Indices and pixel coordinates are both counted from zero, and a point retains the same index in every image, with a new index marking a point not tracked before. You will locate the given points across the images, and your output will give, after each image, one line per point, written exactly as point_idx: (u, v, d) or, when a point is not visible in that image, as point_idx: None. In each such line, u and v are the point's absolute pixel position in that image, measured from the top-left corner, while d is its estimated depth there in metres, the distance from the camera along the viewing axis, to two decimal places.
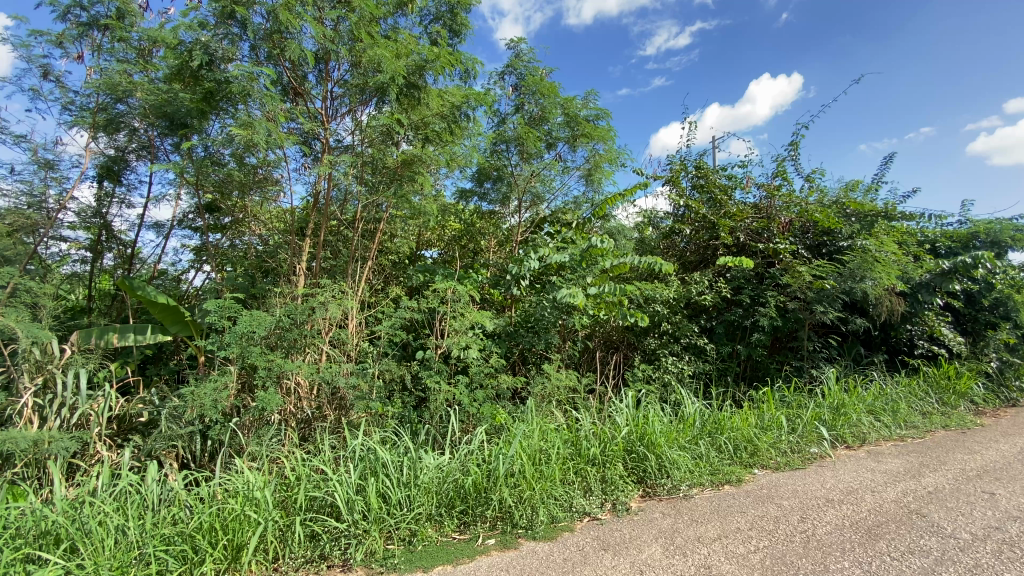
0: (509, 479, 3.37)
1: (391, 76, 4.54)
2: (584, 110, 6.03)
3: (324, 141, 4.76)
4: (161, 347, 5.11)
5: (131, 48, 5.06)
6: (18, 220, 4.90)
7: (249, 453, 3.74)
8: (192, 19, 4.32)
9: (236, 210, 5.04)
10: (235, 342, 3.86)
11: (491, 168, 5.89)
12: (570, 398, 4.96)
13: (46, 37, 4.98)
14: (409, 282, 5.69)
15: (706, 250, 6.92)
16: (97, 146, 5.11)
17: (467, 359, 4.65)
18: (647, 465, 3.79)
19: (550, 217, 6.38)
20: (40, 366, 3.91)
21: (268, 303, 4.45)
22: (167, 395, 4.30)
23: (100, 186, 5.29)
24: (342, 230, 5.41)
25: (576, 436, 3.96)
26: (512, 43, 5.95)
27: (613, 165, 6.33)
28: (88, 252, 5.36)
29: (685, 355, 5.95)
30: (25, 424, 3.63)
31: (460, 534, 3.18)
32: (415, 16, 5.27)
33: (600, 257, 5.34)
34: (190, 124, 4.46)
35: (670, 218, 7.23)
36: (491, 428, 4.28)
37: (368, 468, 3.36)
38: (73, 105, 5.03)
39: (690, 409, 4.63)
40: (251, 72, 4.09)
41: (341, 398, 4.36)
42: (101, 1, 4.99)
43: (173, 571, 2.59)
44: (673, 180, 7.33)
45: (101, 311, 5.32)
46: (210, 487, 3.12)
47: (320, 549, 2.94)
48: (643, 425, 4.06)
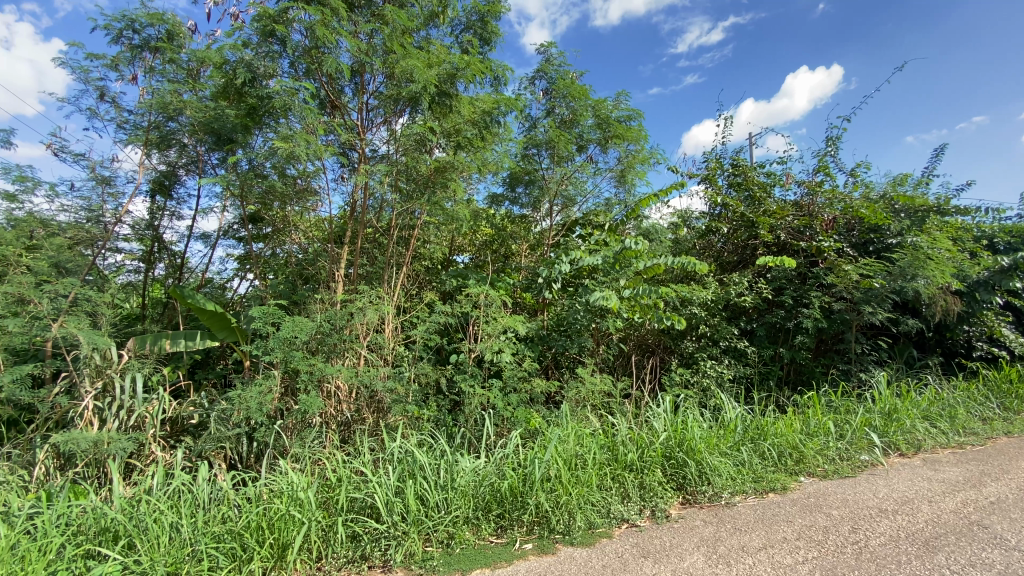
0: (546, 483, 3.35)
1: (424, 86, 4.62)
2: (615, 112, 5.98)
3: (360, 151, 4.89)
4: (208, 352, 5.33)
5: (182, 69, 5.34)
6: (79, 234, 5.26)
7: (292, 455, 3.85)
8: (237, 39, 4.50)
9: (277, 220, 5.25)
10: (278, 346, 3.98)
11: (522, 172, 5.90)
12: (605, 403, 4.88)
13: (102, 61, 5.31)
14: (442, 287, 5.75)
15: (744, 250, 6.77)
16: (150, 162, 5.41)
17: (501, 362, 4.68)
18: (687, 471, 3.70)
19: (582, 219, 6.35)
20: (100, 370, 4.12)
21: (309, 309, 4.59)
22: (215, 398, 4.48)
23: (153, 200, 5.59)
24: (378, 238, 5.51)
25: (612, 441, 3.89)
26: (542, 48, 5.96)
27: (646, 166, 6.25)
28: (141, 263, 5.67)
29: (724, 358, 5.79)
30: (87, 426, 3.84)
31: (498, 537, 3.18)
32: (446, 27, 5.36)
33: (634, 260, 5.24)
34: (235, 139, 4.69)
35: (706, 217, 7.05)
36: (525, 432, 4.26)
37: (407, 470, 3.41)
38: (128, 124, 5.34)
39: (731, 414, 4.51)
40: (292, 87, 4.26)
41: (379, 401, 4.45)
42: (152, 25, 5.27)
43: (223, 568, 2.69)
44: (708, 178, 7.19)
45: (153, 318, 5.60)
46: (257, 487, 3.23)
47: (361, 549, 2.99)
48: (682, 431, 3.97)
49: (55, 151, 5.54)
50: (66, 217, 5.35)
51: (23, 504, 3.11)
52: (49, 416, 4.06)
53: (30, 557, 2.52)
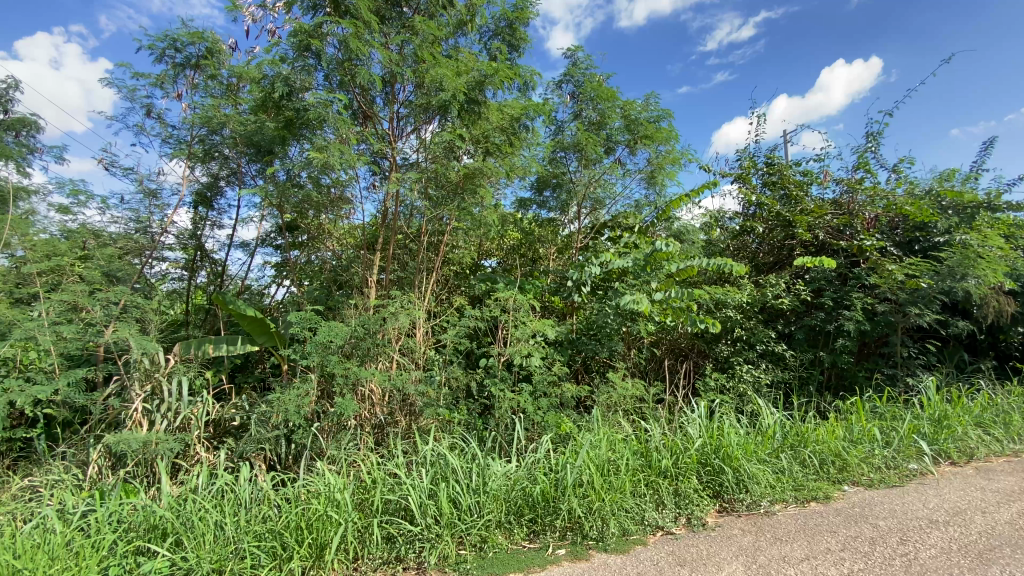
0: (578, 489, 3.33)
1: (453, 94, 4.69)
2: (644, 113, 5.93)
3: (392, 159, 4.99)
4: (247, 356, 5.53)
5: (222, 85, 5.57)
6: (128, 244, 5.54)
7: (328, 457, 3.94)
8: (274, 54, 4.66)
9: (312, 228, 5.41)
10: (315, 351, 4.09)
11: (550, 176, 5.90)
12: (637, 408, 4.80)
13: (148, 79, 5.59)
14: (471, 291, 5.80)
15: (781, 251, 6.59)
16: (193, 174, 5.66)
17: (530, 366, 4.68)
18: (723, 479, 3.61)
19: (610, 222, 6.28)
20: (149, 374, 4.28)
21: (344, 314, 4.71)
22: (256, 401, 4.63)
23: (196, 211, 5.83)
24: (408, 244, 5.60)
25: (645, 448, 3.83)
26: (569, 52, 5.96)
27: (677, 167, 6.17)
28: (185, 271, 5.92)
29: (761, 362, 5.63)
30: (136, 426, 4.02)
31: (530, 542, 3.17)
32: (474, 34, 5.42)
33: (665, 262, 5.14)
34: (274, 151, 4.88)
35: (739, 217, 6.90)
36: (556, 436, 4.24)
37: (440, 473, 3.44)
38: (172, 139, 5.60)
39: (768, 421, 4.38)
40: (326, 99, 4.38)
41: (412, 404, 4.52)
42: (193, 43, 5.51)
43: (265, 566, 2.77)
44: (742, 178, 7.03)
45: (196, 324, 5.82)
46: (296, 488, 3.32)
47: (396, 551, 3.04)
48: (718, 437, 3.88)
49: (106, 165, 5.85)
50: (116, 228, 5.64)
51: (78, 502, 3.27)
52: (102, 418, 4.27)
53: (85, 553, 2.65)
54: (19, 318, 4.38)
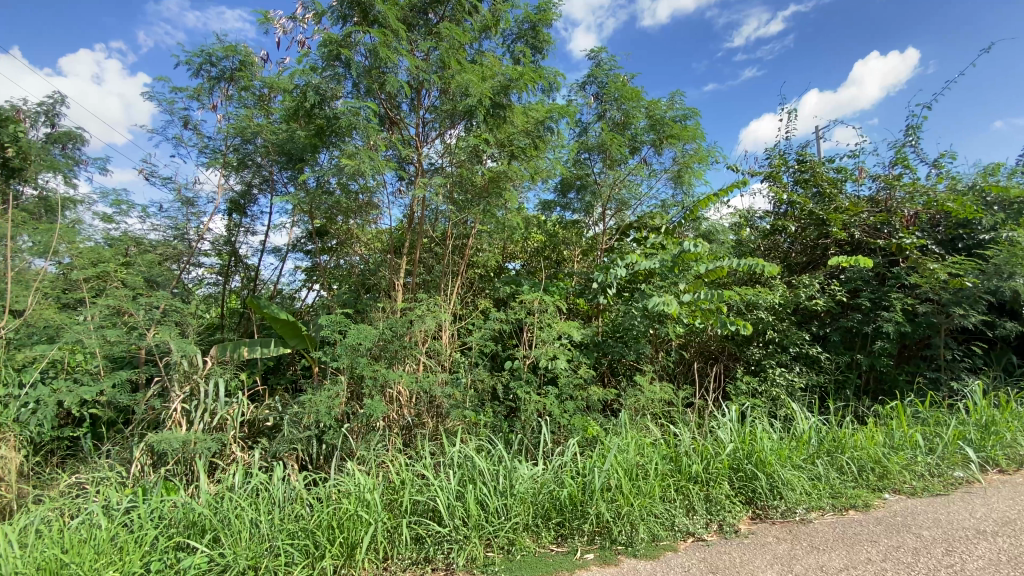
0: (606, 493, 3.29)
1: (479, 99, 4.73)
2: (670, 112, 5.87)
3: (418, 164, 5.06)
4: (279, 358, 5.68)
5: (254, 95, 5.75)
6: (167, 250, 5.80)
7: (358, 457, 4.00)
8: (305, 65, 4.78)
9: (341, 234, 5.53)
10: (345, 353, 4.18)
11: (574, 177, 5.87)
12: (665, 412, 4.73)
13: (186, 93, 5.81)
14: (496, 293, 5.82)
15: (814, 250, 6.40)
16: (228, 183, 5.87)
17: (556, 369, 4.65)
18: (757, 485, 3.52)
19: (636, 223, 6.19)
20: (187, 375, 4.42)
21: (372, 317, 4.80)
22: (288, 403, 4.75)
23: (230, 218, 6.04)
24: (434, 247, 5.66)
25: (675, 452, 3.75)
26: (593, 53, 5.94)
27: (704, 166, 6.07)
28: (220, 275, 6.14)
29: (795, 365, 5.46)
30: (176, 426, 4.16)
31: (558, 546, 3.16)
32: (498, 38, 5.46)
33: (694, 263, 5.05)
34: (305, 159, 5.02)
35: (770, 216, 6.74)
36: (583, 440, 4.20)
37: (467, 475, 3.45)
38: (208, 149, 5.82)
39: (803, 426, 4.24)
40: (356, 107, 4.49)
41: (438, 406, 4.56)
42: (227, 57, 5.71)
43: (298, 564, 2.84)
44: (772, 176, 6.85)
45: (231, 327, 5.99)
46: (327, 488, 3.38)
47: (424, 552, 3.07)
48: (750, 442, 3.79)
49: (146, 175, 6.12)
50: (156, 235, 5.89)
51: (122, 499, 3.40)
52: (143, 418, 4.44)
53: (128, 548, 2.76)
54: (67, 321, 4.60)
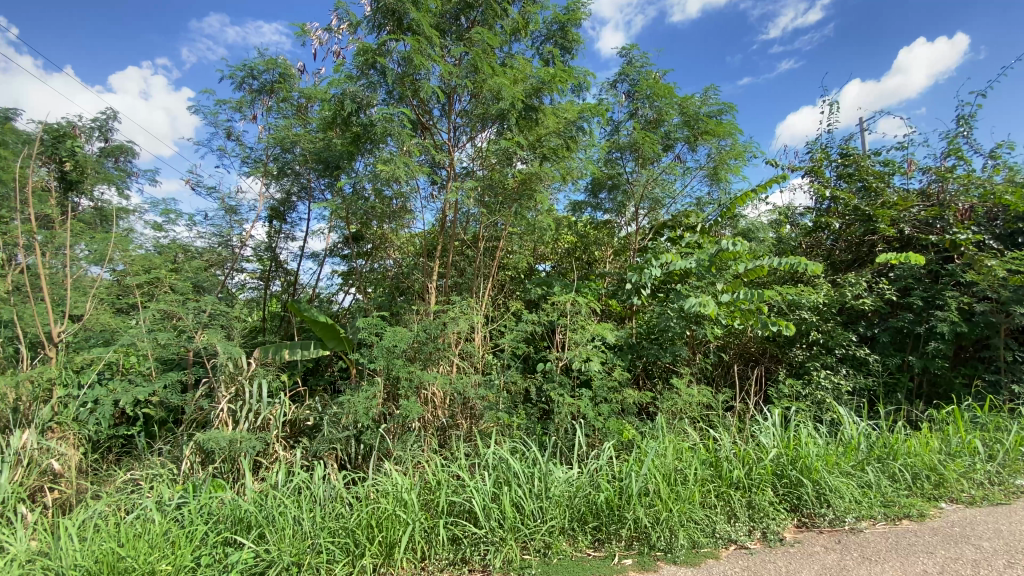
0: (644, 498, 3.24)
1: (510, 102, 4.76)
2: (704, 108, 5.74)
3: (450, 168, 5.13)
4: (317, 360, 5.84)
5: (292, 105, 5.97)
6: (212, 257, 6.10)
7: (395, 457, 4.06)
8: (341, 74, 4.91)
9: (376, 238, 5.64)
10: (382, 355, 4.28)
11: (606, 177, 5.81)
12: (704, 416, 4.61)
13: (229, 105, 6.06)
14: (527, 295, 5.82)
15: (860, 247, 6.13)
16: (268, 192, 6.10)
17: (590, 371, 4.60)
18: (802, 492, 3.39)
19: (670, 221, 6.07)
20: (233, 377, 4.61)
21: (407, 319, 4.89)
22: (327, 403, 4.87)
23: (271, 225, 6.25)
24: (466, 250, 5.71)
25: (715, 457, 3.64)
26: (624, 51, 5.87)
27: (741, 162, 5.91)
28: (260, 280, 6.38)
29: (841, 367, 5.23)
30: (222, 425, 4.32)
31: (596, 550, 3.12)
32: (527, 40, 5.48)
33: (732, 262, 4.92)
34: (342, 166, 5.15)
35: (812, 213, 6.58)
36: (619, 443, 4.13)
37: (502, 476, 3.45)
38: (250, 159, 6.04)
39: (851, 431, 4.06)
40: (390, 114, 4.57)
41: (472, 407, 4.59)
42: (268, 70, 5.92)
43: (339, 562, 2.89)
44: (813, 171, 6.61)
45: (272, 330, 6.19)
46: (366, 488, 3.44)
47: (461, 553, 3.09)
48: (795, 448, 3.66)
49: (193, 185, 6.41)
50: (202, 242, 6.16)
51: (173, 495, 3.55)
52: (192, 417, 4.62)
53: (180, 543, 2.88)
54: (122, 325, 4.83)
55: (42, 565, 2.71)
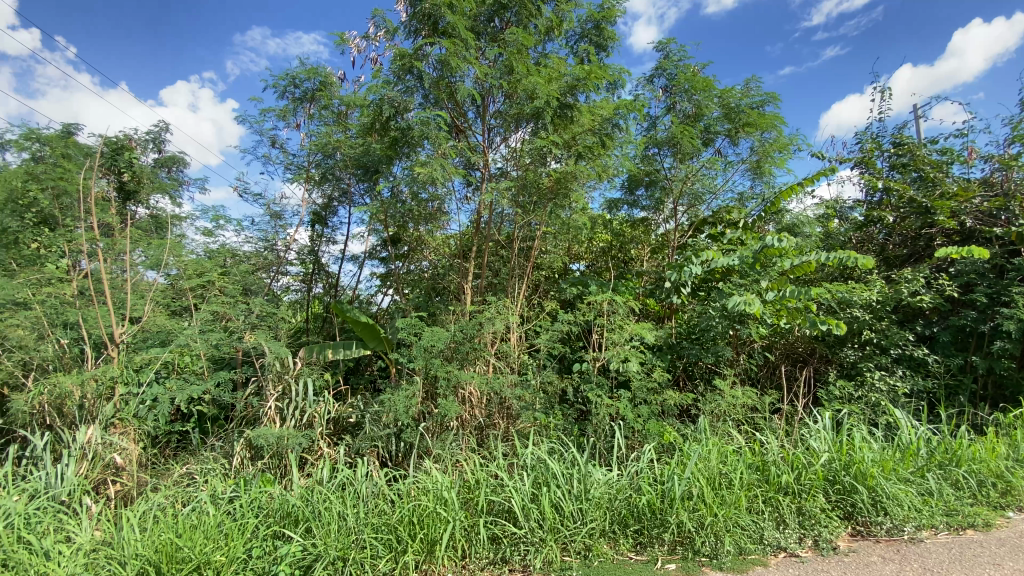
0: (687, 502, 3.16)
1: (545, 101, 4.74)
2: (746, 100, 5.55)
3: (485, 169, 5.16)
4: (358, 359, 5.99)
5: (332, 112, 6.15)
6: (259, 261, 6.38)
7: (434, 456, 4.12)
8: (379, 81, 5.02)
9: (413, 240, 5.75)
10: (421, 354, 4.35)
11: (643, 173, 5.71)
12: (749, 418, 4.46)
13: (273, 114, 6.29)
14: (563, 295, 5.79)
15: (916, 241, 5.80)
16: (311, 197, 6.31)
17: (628, 372, 4.53)
18: (857, 499, 3.24)
19: (710, 218, 5.91)
20: (280, 376, 4.78)
21: (444, 319, 4.96)
22: (368, 401, 4.98)
23: (313, 229, 6.46)
24: (502, 251, 5.74)
25: (762, 461, 3.52)
26: (660, 45, 5.76)
27: (786, 155, 5.70)
28: (303, 283, 6.61)
29: (896, 368, 4.96)
30: (271, 422, 4.47)
31: (638, 554, 3.06)
32: (562, 39, 5.45)
33: (777, 259, 4.73)
34: (381, 170, 5.27)
35: (862, 206, 6.30)
36: (660, 446, 4.06)
37: (541, 477, 3.44)
38: (293, 165, 6.27)
39: (909, 435, 3.85)
40: (427, 117, 4.63)
41: (509, 407, 4.60)
42: (309, 78, 6.11)
43: (383, 558, 2.95)
44: (863, 162, 6.31)
45: (315, 331, 6.38)
46: (407, 485, 3.49)
47: (501, 552, 3.10)
48: (848, 452, 3.50)
49: (240, 192, 6.70)
50: (249, 246, 6.43)
51: (226, 489, 3.70)
52: (242, 414, 4.81)
53: (233, 535, 3.01)
54: (177, 327, 5.09)
55: (108, 554, 2.88)
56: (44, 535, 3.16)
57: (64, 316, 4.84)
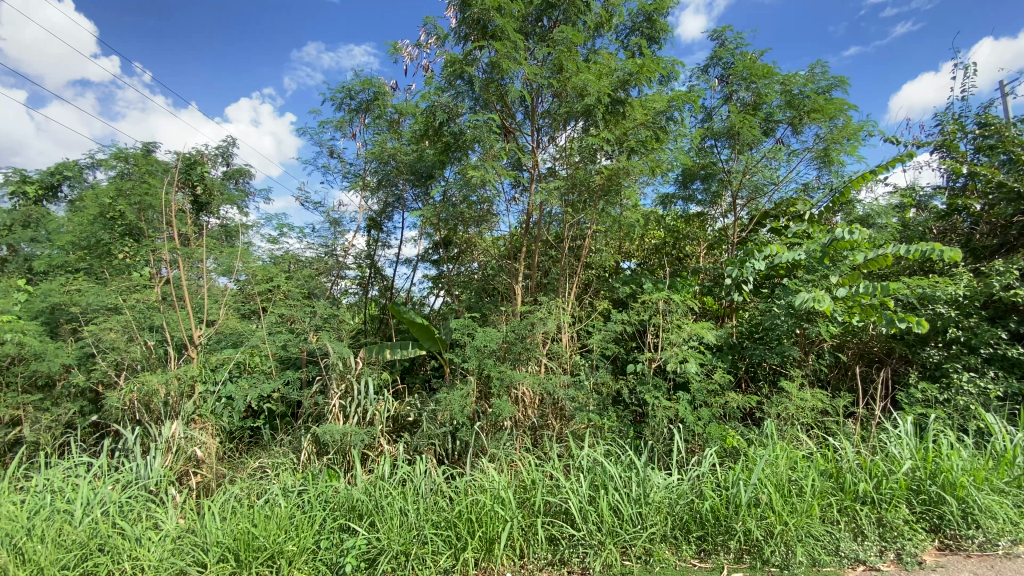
0: (754, 509, 3.02)
1: (596, 98, 4.69)
2: (810, 86, 5.26)
3: (534, 169, 5.17)
4: (412, 360, 6.15)
5: (386, 121, 6.35)
6: (321, 265, 6.69)
7: (490, 455, 4.16)
8: (431, 87, 5.14)
9: (463, 242, 5.84)
10: (474, 355, 4.42)
11: (698, 167, 5.52)
12: (819, 422, 4.22)
13: (332, 125, 6.57)
14: (615, 294, 5.69)
15: (1008, 230, 5.28)
16: (367, 204, 6.56)
17: (686, 373, 4.39)
18: (944, 511, 3.00)
19: (773, 211, 5.65)
20: (343, 375, 4.97)
21: (497, 320, 5.00)
22: (425, 401, 5.09)
23: (370, 234, 6.70)
24: (552, 251, 5.72)
25: (835, 468, 3.33)
26: (715, 33, 5.55)
27: (856, 141, 5.35)
28: (360, 286, 6.87)
29: (988, 370, 4.53)
30: (335, 419, 4.67)
31: (701, 562, 2.96)
32: (612, 34, 5.39)
33: (849, 252, 4.43)
34: (433, 174, 5.40)
35: (944, 193, 5.81)
36: (722, 450, 3.91)
37: (598, 479, 3.39)
38: (350, 174, 6.54)
39: (1005, 442, 3.51)
40: (477, 120, 4.69)
41: (563, 408, 4.58)
42: (364, 89, 6.34)
43: (443, 555, 3.02)
44: (944, 146, 5.81)
45: (372, 332, 6.62)
46: (464, 483, 3.55)
47: (560, 554, 3.09)
48: (933, 460, 3.24)
49: (302, 201, 7.06)
50: (310, 252, 6.75)
51: (295, 483, 3.89)
52: (309, 412, 5.05)
53: (303, 526, 3.17)
54: (248, 329, 5.41)
55: (192, 540, 3.11)
56: (136, 521, 3.46)
57: (151, 320, 5.27)
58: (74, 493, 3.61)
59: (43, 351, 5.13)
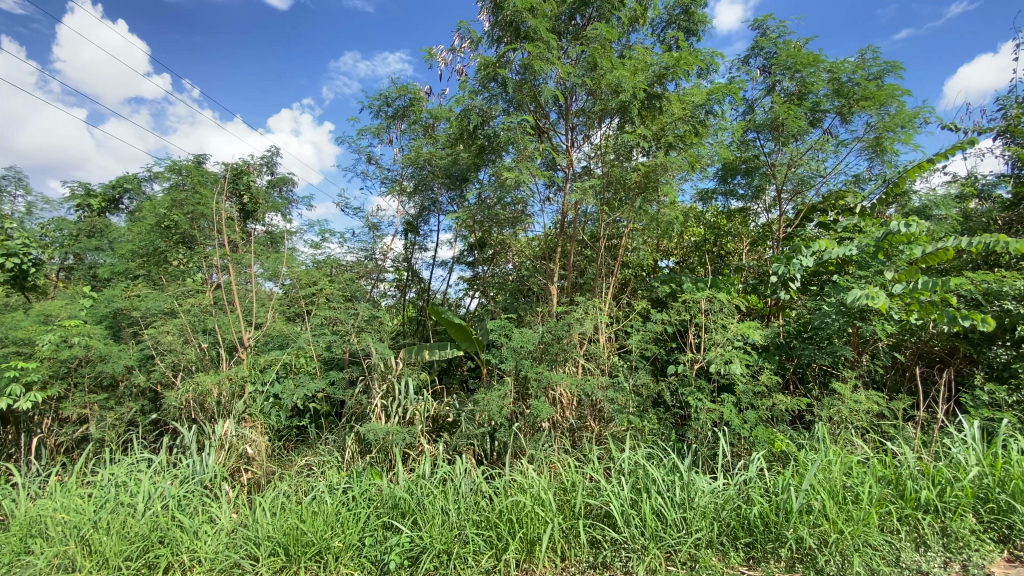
0: (807, 516, 2.91)
1: (632, 94, 4.62)
2: (859, 72, 5.02)
3: (569, 169, 5.15)
4: (450, 360, 6.23)
5: (421, 126, 6.45)
6: (361, 269, 6.86)
7: (528, 456, 4.17)
8: (465, 91, 5.20)
9: (499, 244, 5.87)
10: (511, 355, 4.42)
11: (738, 161, 5.36)
12: (875, 426, 4.01)
13: (370, 131, 6.74)
14: (653, 293, 5.58)
15: None
16: (404, 208, 6.69)
17: (731, 374, 4.25)
18: (1014, 520, 2.81)
19: (820, 205, 5.41)
20: (384, 375, 5.07)
21: (533, 320, 4.99)
22: (463, 401, 5.14)
23: (407, 237, 6.82)
24: (588, 250, 5.68)
25: (894, 474, 3.16)
26: (756, 23, 5.38)
27: (911, 129, 5.07)
28: (398, 288, 7.00)
29: None
30: (377, 418, 4.78)
31: (750, 569, 2.85)
32: (647, 28, 5.30)
33: (905, 246, 4.19)
34: (469, 177, 5.46)
35: (1010, 181, 5.42)
36: (770, 454, 3.77)
37: (640, 482, 3.33)
38: (388, 179, 6.69)
39: None
40: (511, 121, 4.70)
41: (602, 410, 4.53)
42: (401, 96, 6.47)
43: (484, 554, 3.04)
44: (1009, 131, 5.43)
45: (410, 333, 6.74)
46: (503, 484, 3.56)
47: (602, 557, 3.03)
48: (1004, 468, 3.03)
49: (343, 207, 7.27)
50: (351, 257, 6.94)
51: (339, 480, 4.00)
52: (352, 411, 5.19)
53: (348, 523, 3.25)
54: (293, 331, 5.61)
55: (244, 534, 3.25)
56: (193, 514, 3.64)
57: (205, 323, 5.54)
58: (137, 487, 3.83)
59: (108, 352, 5.46)
